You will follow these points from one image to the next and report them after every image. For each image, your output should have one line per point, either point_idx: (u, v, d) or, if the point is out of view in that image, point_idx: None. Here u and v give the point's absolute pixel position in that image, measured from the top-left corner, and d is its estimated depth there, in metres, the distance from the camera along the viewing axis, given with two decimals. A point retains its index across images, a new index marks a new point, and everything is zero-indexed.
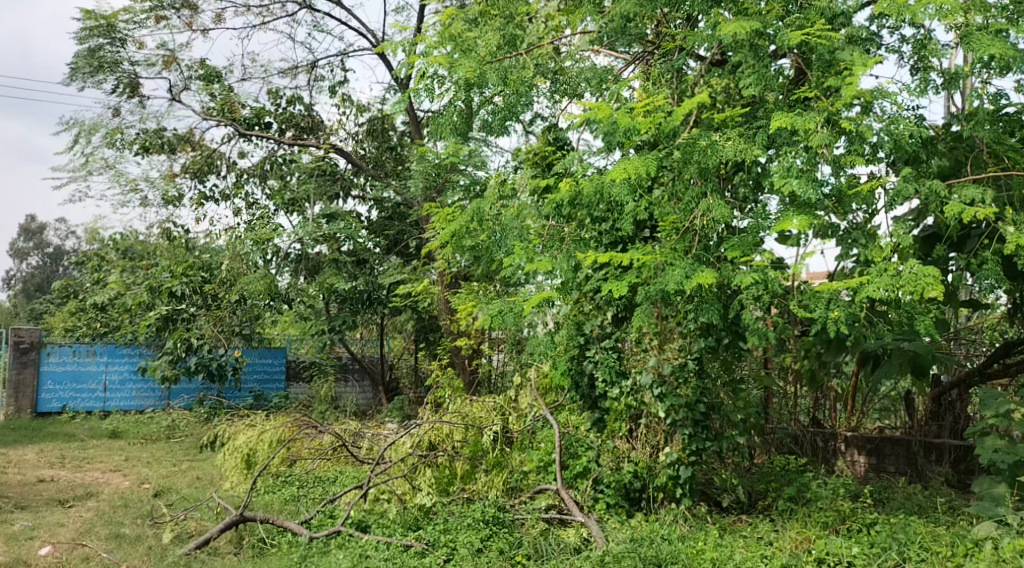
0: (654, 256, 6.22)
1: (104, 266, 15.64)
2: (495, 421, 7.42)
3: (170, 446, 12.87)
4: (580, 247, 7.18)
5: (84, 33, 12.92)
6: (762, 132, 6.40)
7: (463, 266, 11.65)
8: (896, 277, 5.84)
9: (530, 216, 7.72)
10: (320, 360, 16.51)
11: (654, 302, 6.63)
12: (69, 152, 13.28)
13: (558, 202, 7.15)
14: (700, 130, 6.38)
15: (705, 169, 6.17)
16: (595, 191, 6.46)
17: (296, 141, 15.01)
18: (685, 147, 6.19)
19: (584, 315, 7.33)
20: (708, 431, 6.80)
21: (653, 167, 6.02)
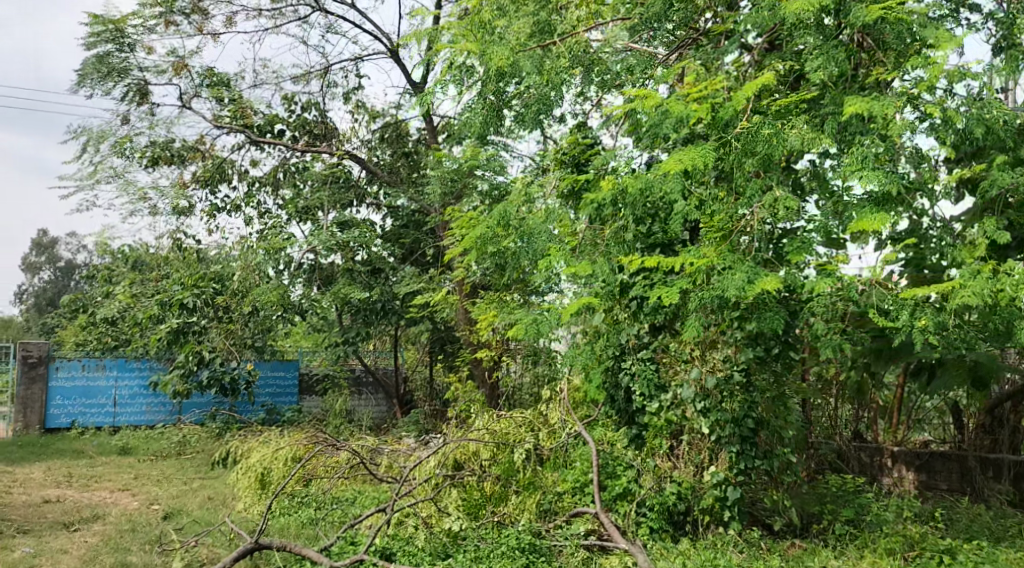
0: (706, 258, 5.87)
1: (113, 278, 15.25)
2: (526, 438, 6.97)
3: (181, 463, 12.44)
4: (620, 250, 6.68)
5: (92, 38, 12.55)
6: (831, 122, 6.15)
7: (484, 275, 11.19)
8: (993, 281, 5.55)
9: (560, 220, 7.46)
10: (333, 373, 16.06)
11: (702, 310, 6.15)
12: (77, 161, 12.90)
13: (594, 204, 6.71)
14: (762, 117, 6.05)
15: (767, 159, 5.84)
16: (643, 187, 6.18)
17: (309, 149, 14.60)
18: (745, 136, 5.86)
19: (624, 323, 6.81)
20: (756, 448, 6.35)
21: (708, 159, 5.77)
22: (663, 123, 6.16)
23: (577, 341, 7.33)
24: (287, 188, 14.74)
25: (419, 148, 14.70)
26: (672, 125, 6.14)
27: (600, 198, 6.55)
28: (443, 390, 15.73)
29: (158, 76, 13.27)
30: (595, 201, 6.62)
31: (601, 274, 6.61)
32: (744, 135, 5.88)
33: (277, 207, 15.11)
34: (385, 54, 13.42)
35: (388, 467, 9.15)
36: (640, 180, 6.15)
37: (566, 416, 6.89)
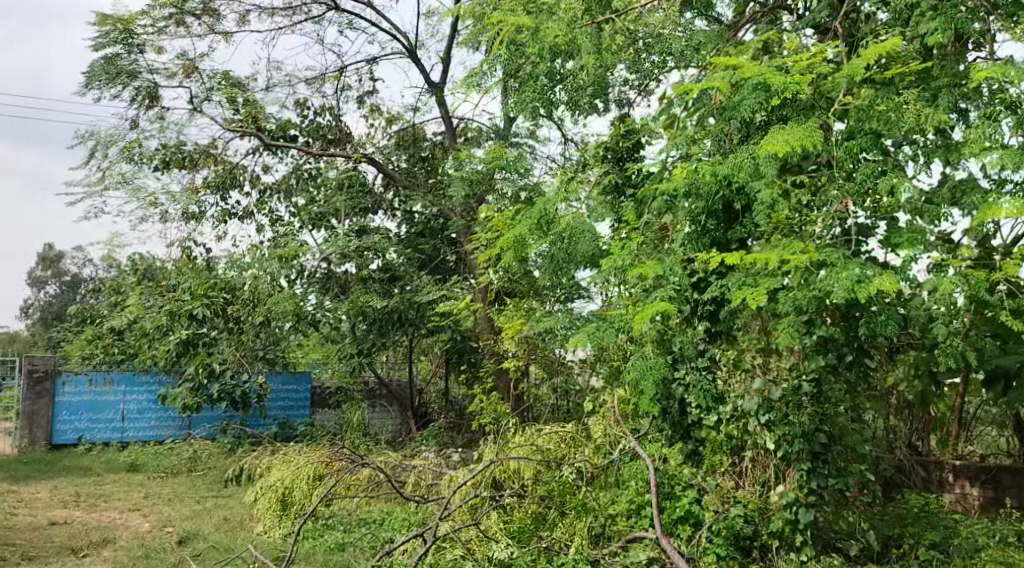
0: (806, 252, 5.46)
1: (122, 289, 14.76)
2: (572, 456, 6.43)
3: (192, 481, 11.87)
4: (690, 249, 6.23)
5: (100, 39, 12.08)
6: (943, 95, 6.16)
7: (509, 281, 10.69)
8: None
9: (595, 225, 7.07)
10: (346, 386, 15.45)
11: (786, 315, 5.58)
12: (85, 167, 12.43)
13: (669, 195, 6.30)
14: (870, 90, 5.84)
15: (880, 138, 5.66)
16: (722, 174, 5.78)
17: (324, 153, 14.03)
18: (860, 110, 5.65)
19: (685, 325, 6.31)
20: (829, 465, 5.79)
21: (817, 138, 5.46)
22: (745, 103, 5.79)
23: (626, 348, 6.79)
24: (301, 195, 14.21)
25: (437, 152, 14.15)
26: (755, 106, 5.78)
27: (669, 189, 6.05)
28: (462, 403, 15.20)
29: (168, 78, 12.80)
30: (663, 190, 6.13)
31: (670, 272, 6.10)
32: (854, 113, 5.66)
33: (290, 215, 14.63)
34: (403, 54, 12.96)
35: (415, 484, 8.62)
36: (730, 163, 5.75)
37: (615, 430, 6.34)
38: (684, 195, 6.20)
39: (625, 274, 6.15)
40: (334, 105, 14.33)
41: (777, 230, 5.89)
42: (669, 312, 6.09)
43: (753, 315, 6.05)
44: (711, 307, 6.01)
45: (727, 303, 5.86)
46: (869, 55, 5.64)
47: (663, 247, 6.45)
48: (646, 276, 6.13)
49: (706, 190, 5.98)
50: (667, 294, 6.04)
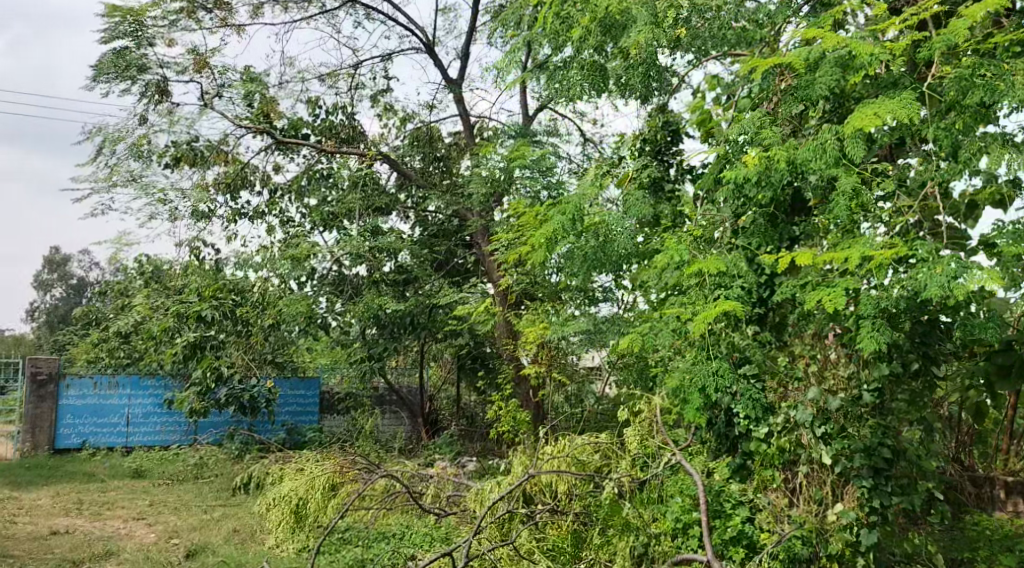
0: (896, 246, 5.03)
1: (128, 290, 14.37)
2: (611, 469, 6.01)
3: (199, 488, 11.46)
4: (746, 248, 5.89)
5: (109, 31, 11.68)
6: None
7: (532, 283, 10.29)
8: None
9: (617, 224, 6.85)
10: (356, 391, 14.97)
11: (868, 321, 5.05)
12: (91, 162, 12.05)
13: (737, 186, 5.87)
14: (976, 59, 5.42)
15: (983, 111, 5.28)
16: (795, 158, 5.45)
17: (338, 150, 13.63)
18: (960, 78, 5.27)
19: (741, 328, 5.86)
20: (893, 482, 5.40)
21: (915, 110, 5.11)
22: (824, 78, 5.50)
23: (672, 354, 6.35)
24: (312, 194, 13.78)
25: (454, 152, 13.72)
26: (835, 79, 5.48)
27: (739, 178, 5.61)
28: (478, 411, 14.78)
29: (179, 73, 12.40)
30: (730, 179, 5.68)
31: (731, 272, 5.66)
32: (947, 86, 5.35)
33: (301, 215, 14.25)
34: (419, 49, 12.56)
35: (435, 496, 8.20)
36: (813, 141, 5.48)
37: (659, 441, 5.90)
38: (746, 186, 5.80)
39: (683, 271, 5.73)
40: (347, 104, 13.94)
41: (846, 225, 5.47)
42: (725, 318, 5.65)
43: (821, 316, 5.61)
44: (778, 304, 5.60)
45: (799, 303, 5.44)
46: (973, 14, 5.32)
47: (723, 241, 6.04)
48: (705, 274, 5.71)
49: (779, 179, 5.56)
50: (733, 294, 5.61)
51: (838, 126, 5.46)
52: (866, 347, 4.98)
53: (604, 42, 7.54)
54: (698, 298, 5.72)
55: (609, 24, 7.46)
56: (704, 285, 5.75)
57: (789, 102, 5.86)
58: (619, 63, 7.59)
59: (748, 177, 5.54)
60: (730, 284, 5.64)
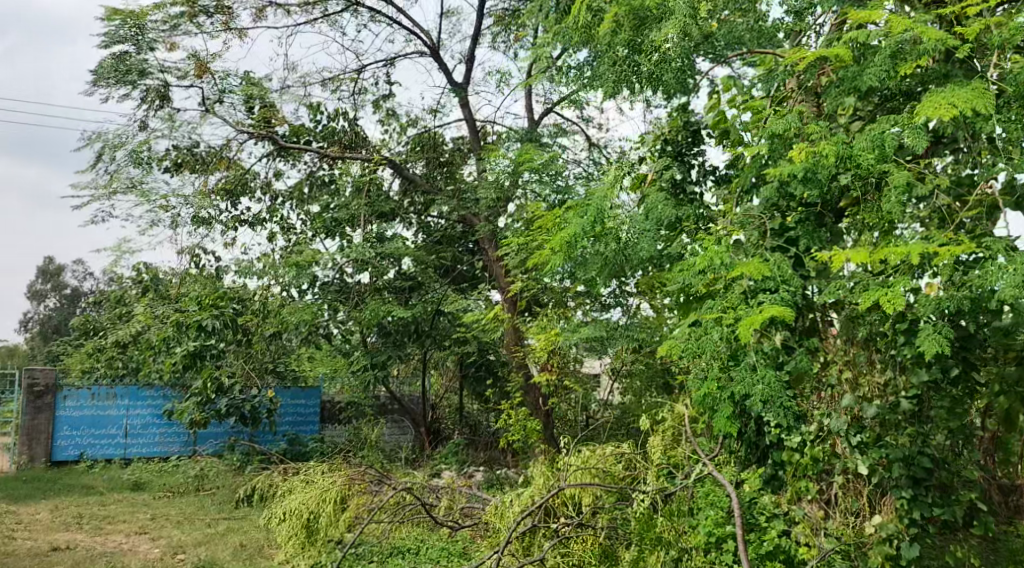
0: (958, 242, 4.95)
1: (126, 300, 14.12)
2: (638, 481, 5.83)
3: (201, 500, 11.22)
4: (774, 252, 5.74)
5: (109, 36, 11.47)
6: None
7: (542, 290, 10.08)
8: None
9: (638, 228, 6.67)
10: (358, 400, 14.71)
11: (927, 324, 4.82)
12: (90, 169, 11.83)
13: (783, 180, 5.73)
14: None
15: None
16: (845, 153, 5.37)
17: (341, 156, 13.42)
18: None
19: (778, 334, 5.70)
20: (932, 492, 5.25)
21: (986, 102, 5.03)
22: (872, 74, 5.50)
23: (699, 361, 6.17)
24: (314, 201, 13.57)
25: (458, 158, 13.48)
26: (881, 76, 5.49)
27: (784, 174, 5.49)
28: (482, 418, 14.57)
29: (180, 78, 12.20)
30: (775, 175, 5.58)
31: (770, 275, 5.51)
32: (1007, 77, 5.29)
33: (303, 222, 14.03)
34: (424, 53, 12.34)
35: (447, 508, 7.99)
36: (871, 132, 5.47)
37: (688, 449, 5.70)
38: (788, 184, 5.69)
39: (727, 273, 5.63)
40: (350, 109, 13.73)
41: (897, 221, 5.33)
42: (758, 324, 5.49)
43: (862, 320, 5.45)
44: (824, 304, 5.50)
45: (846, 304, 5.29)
46: None
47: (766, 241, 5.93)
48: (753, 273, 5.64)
49: (826, 175, 5.42)
50: (780, 297, 5.45)
51: (897, 117, 5.39)
52: (928, 349, 4.73)
53: (627, 40, 7.33)
54: (732, 302, 5.56)
55: (631, 21, 7.25)
56: (750, 286, 5.68)
57: (836, 95, 5.79)
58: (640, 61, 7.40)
59: (794, 174, 5.42)
60: (777, 285, 5.54)
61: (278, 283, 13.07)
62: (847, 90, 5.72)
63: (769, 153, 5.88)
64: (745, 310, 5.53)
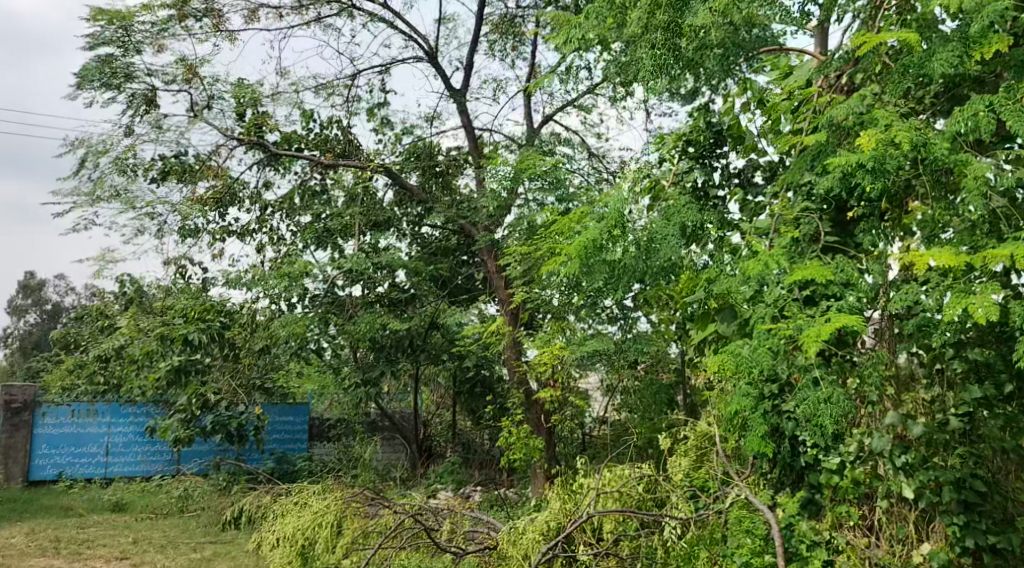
0: None
1: (107, 312, 13.61)
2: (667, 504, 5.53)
3: (186, 523, 10.72)
4: (808, 260, 5.45)
5: (94, 37, 11.03)
6: None
7: (545, 302, 9.73)
8: None
9: (658, 234, 6.33)
10: (348, 417, 14.24)
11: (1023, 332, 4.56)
12: (74, 176, 11.38)
13: (846, 173, 5.29)
14: None
15: None
16: (919, 141, 5.05)
17: (335, 163, 13.01)
18: None
19: (843, 342, 5.38)
20: (986, 519, 5.22)
21: None
22: (941, 60, 5.18)
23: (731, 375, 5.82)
24: (305, 211, 13.11)
25: (453, 167, 13.01)
26: (952, 60, 5.18)
27: (848, 165, 5.15)
28: (478, 434, 14.27)
29: (168, 82, 11.77)
30: (835, 168, 5.21)
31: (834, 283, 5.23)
32: None
33: (293, 233, 13.62)
34: (421, 58, 11.95)
35: (450, 531, 7.58)
36: (958, 117, 5.15)
37: (716, 470, 5.28)
38: (849, 176, 5.29)
39: (783, 279, 5.29)
40: (344, 116, 13.32)
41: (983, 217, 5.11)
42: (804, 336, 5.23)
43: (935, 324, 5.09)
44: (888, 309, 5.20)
45: (924, 307, 4.97)
46: None
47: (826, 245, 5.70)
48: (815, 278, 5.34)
49: (896, 166, 5.03)
50: (847, 303, 5.13)
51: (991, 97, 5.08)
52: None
53: (650, 33, 6.92)
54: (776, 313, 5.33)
55: (671, 2, 6.72)
56: (801, 292, 5.36)
57: (901, 79, 5.42)
58: (680, 47, 6.86)
59: (862, 163, 5.03)
60: (840, 292, 5.21)
61: (267, 296, 12.63)
62: (914, 76, 5.38)
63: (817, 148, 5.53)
64: (805, 321, 5.19)
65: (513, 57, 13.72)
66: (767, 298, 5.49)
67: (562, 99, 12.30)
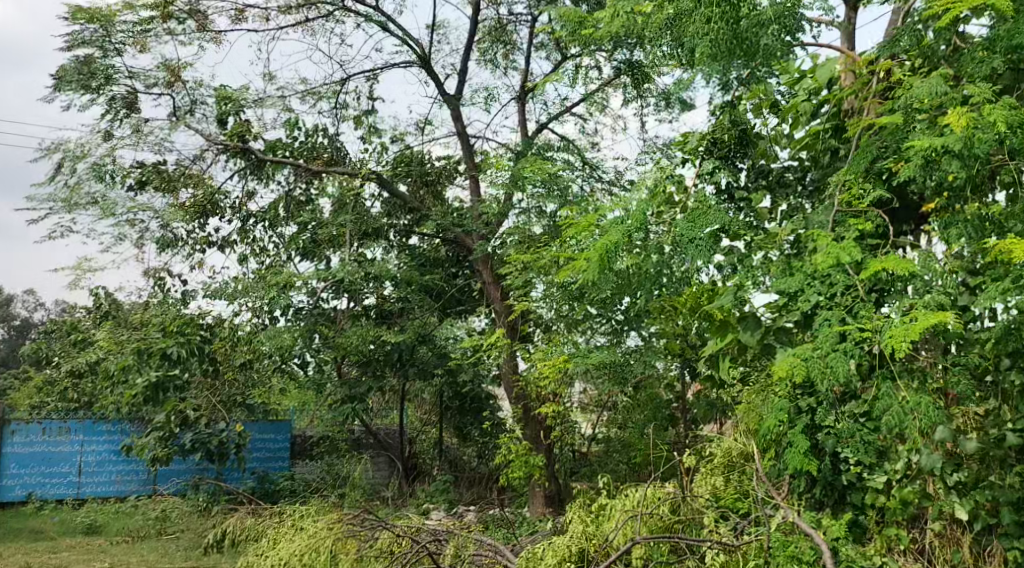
0: None
1: (79, 326, 13.02)
2: (702, 525, 5.20)
3: (166, 546, 10.17)
4: (861, 262, 5.13)
5: (73, 37, 10.57)
6: None
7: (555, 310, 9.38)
8: None
9: (681, 240, 6.00)
10: (332, 434, 13.76)
11: None
12: (49, 183, 10.87)
13: (929, 158, 4.93)
14: None
15: None
16: (1011, 124, 4.78)
17: (324, 170, 12.60)
18: None
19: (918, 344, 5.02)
20: None
21: None
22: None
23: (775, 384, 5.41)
24: (290, 221, 12.66)
25: (445, 176, 12.66)
26: None
27: (933, 148, 4.78)
28: (465, 452, 13.92)
29: (149, 86, 11.32)
30: (920, 151, 4.87)
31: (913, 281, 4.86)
32: None
33: (277, 243, 13.18)
34: (414, 62, 11.59)
35: (452, 556, 7.14)
36: None
37: (760, 489, 4.90)
38: (934, 163, 4.96)
39: (859, 274, 4.90)
40: (331, 124, 12.91)
41: None
42: (872, 337, 4.88)
43: (990, 315, 5.06)
44: (983, 302, 4.84)
45: (1017, 302, 4.65)
46: None
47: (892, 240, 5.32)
48: (889, 274, 4.99)
49: (986, 151, 4.70)
50: (930, 298, 4.81)
51: None
52: None
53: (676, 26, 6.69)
54: (836, 315, 4.98)
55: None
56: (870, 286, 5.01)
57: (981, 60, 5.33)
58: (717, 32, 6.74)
59: (952, 145, 4.69)
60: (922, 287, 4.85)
61: (250, 309, 12.16)
62: (993, 54, 5.24)
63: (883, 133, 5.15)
64: (885, 321, 4.80)
65: (505, 66, 13.36)
66: (817, 300, 5.16)
67: (558, 107, 12.01)
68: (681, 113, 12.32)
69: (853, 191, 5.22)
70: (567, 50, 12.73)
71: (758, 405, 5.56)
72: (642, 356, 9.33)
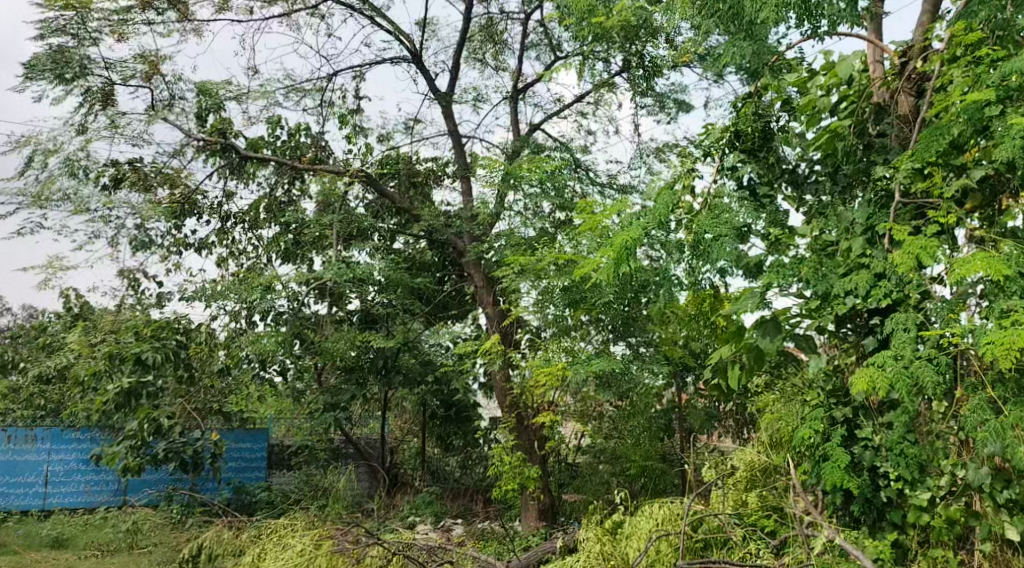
0: None
1: (48, 330, 12.44)
2: (735, 544, 4.79)
3: (137, 561, 9.59)
4: (941, 257, 4.63)
5: (47, 25, 10.07)
6: None
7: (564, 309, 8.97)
8: None
9: (705, 236, 5.62)
10: (312, 444, 13.26)
11: None
12: (18, 178, 10.34)
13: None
14: None
15: None
16: None
17: (310, 168, 12.14)
18: None
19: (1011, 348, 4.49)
20: None
21: None
22: None
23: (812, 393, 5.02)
24: (272, 222, 12.18)
25: (433, 177, 12.26)
26: None
27: None
28: (449, 462, 13.48)
29: (126, 78, 10.83)
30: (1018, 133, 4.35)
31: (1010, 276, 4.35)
32: None
33: (257, 245, 12.70)
34: (404, 57, 11.19)
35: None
36: None
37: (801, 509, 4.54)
38: None
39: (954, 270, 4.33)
40: (315, 122, 12.46)
41: None
42: (957, 340, 4.38)
43: None
44: None
45: None
46: None
47: (964, 231, 4.84)
48: (985, 271, 4.43)
49: None
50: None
51: None
52: None
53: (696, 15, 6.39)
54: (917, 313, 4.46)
55: None
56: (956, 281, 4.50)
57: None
58: None
59: None
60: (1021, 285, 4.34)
61: (229, 313, 11.67)
62: None
63: (965, 115, 4.67)
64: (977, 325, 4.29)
65: (495, 65, 12.97)
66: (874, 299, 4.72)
67: (552, 107, 11.65)
68: (677, 114, 12.00)
69: (935, 183, 4.76)
70: (561, 50, 12.39)
71: (796, 415, 5.16)
72: (643, 363, 9.00)
